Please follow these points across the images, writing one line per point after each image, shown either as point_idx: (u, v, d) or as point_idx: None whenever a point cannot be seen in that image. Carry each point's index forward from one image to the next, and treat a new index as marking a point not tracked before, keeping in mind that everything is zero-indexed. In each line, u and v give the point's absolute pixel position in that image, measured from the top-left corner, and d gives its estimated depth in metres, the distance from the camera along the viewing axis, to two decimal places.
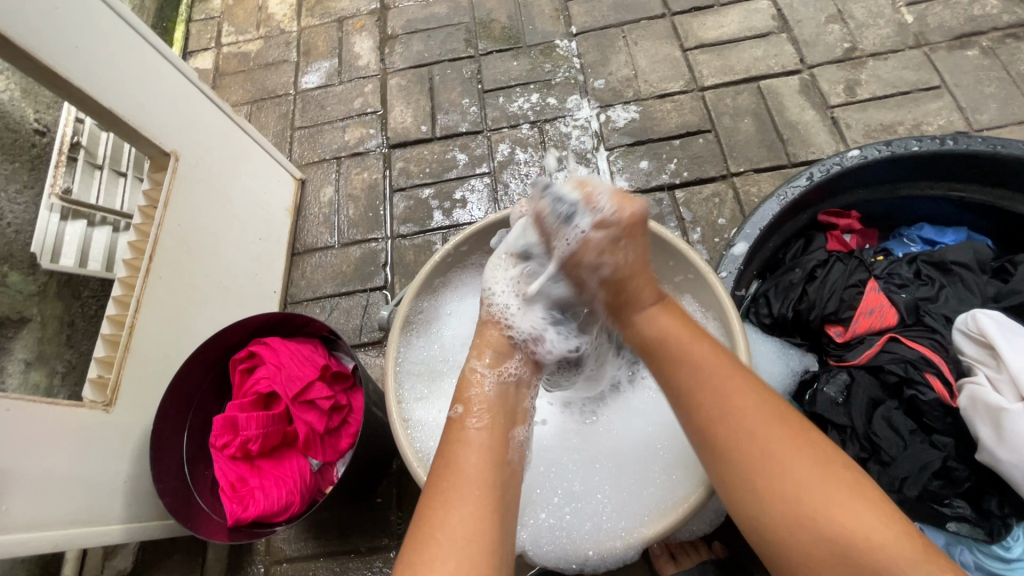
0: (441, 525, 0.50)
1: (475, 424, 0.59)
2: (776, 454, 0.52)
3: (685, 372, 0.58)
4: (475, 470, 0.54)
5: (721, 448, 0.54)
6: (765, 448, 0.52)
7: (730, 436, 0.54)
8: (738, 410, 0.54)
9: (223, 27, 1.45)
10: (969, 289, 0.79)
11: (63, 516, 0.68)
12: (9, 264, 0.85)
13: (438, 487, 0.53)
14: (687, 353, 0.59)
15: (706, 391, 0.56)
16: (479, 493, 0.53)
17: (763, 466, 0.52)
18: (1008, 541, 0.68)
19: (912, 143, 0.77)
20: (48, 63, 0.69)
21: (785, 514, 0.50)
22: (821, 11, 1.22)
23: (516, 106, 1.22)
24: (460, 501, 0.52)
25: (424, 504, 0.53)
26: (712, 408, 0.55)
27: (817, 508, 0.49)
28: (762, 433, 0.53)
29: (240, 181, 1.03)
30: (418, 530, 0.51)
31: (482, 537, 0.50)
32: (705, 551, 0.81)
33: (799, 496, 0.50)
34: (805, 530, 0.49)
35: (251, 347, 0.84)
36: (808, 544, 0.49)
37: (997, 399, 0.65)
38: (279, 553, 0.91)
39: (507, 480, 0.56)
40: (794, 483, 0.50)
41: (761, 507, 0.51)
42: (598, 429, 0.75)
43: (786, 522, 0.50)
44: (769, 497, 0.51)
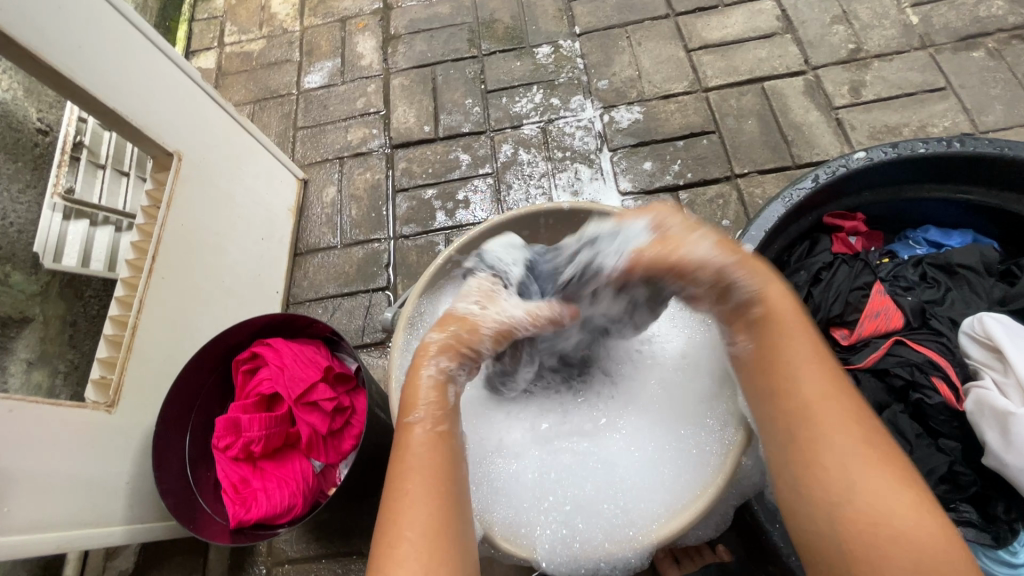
0: (404, 525, 0.51)
1: (424, 426, 0.57)
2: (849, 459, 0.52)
3: (778, 368, 0.57)
4: (430, 468, 0.55)
5: (808, 449, 0.54)
6: (855, 444, 0.52)
7: (819, 431, 0.53)
8: (818, 397, 0.55)
9: (226, 26, 1.45)
10: (974, 292, 0.79)
11: (65, 518, 0.67)
12: (11, 264, 0.84)
13: (397, 488, 0.54)
14: (788, 348, 0.58)
15: (793, 393, 0.56)
16: (436, 488, 0.54)
17: (847, 464, 0.51)
18: (1014, 546, 0.67)
19: (919, 145, 0.76)
20: (54, 64, 0.70)
21: (849, 520, 0.50)
22: (826, 12, 1.21)
23: (519, 107, 1.22)
24: (417, 499, 0.53)
25: (384, 511, 0.53)
26: (798, 394, 0.56)
27: (900, 518, 0.48)
28: (840, 428, 0.53)
29: (243, 182, 1.03)
30: (384, 534, 0.52)
31: (442, 531, 0.51)
32: (708, 555, 0.81)
33: (872, 506, 0.49)
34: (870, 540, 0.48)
35: (254, 348, 0.83)
36: (875, 545, 0.48)
37: (1004, 403, 0.64)
38: (281, 554, 0.91)
39: (459, 473, 0.57)
40: (869, 491, 0.50)
41: (837, 504, 0.51)
42: (602, 432, 0.74)
43: (860, 523, 0.49)
44: (839, 495, 0.51)
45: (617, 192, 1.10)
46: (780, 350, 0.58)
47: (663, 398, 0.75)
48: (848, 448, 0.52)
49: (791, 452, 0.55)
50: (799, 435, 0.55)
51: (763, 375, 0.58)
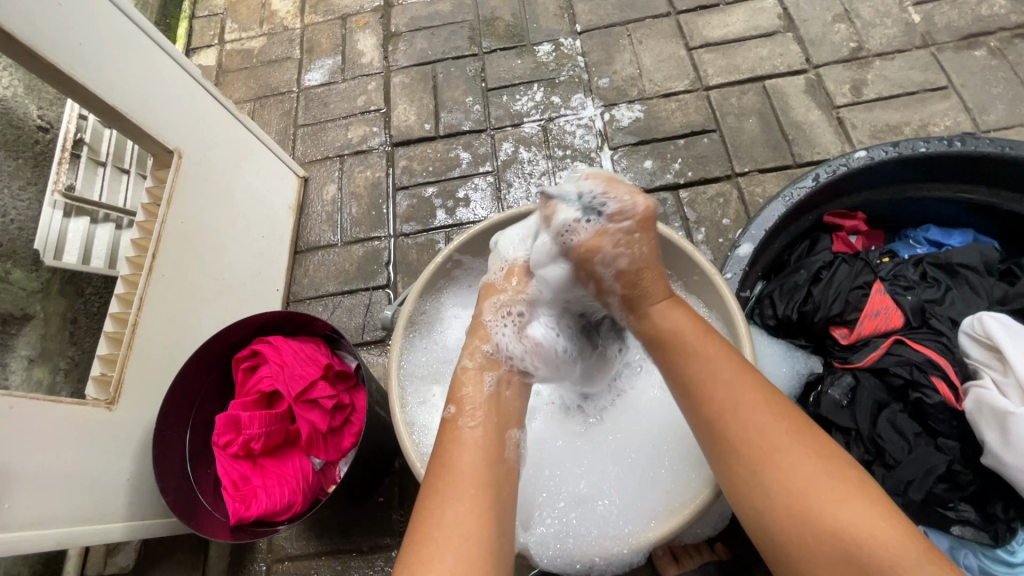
0: (440, 523, 0.50)
1: (469, 423, 0.59)
2: (781, 458, 0.51)
3: (692, 373, 0.57)
4: (471, 470, 0.54)
5: (733, 452, 0.53)
6: (777, 439, 0.51)
7: (741, 433, 0.53)
8: (732, 397, 0.54)
9: (227, 23, 1.44)
10: (975, 291, 0.79)
11: (65, 515, 0.68)
12: (12, 262, 0.85)
13: (434, 487, 0.53)
14: (702, 357, 0.57)
15: (708, 398, 0.55)
16: (475, 490, 0.53)
17: (771, 460, 0.51)
18: (1012, 545, 0.68)
19: (919, 145, 0.76)
20: (54, 61, 0.70)
21: (795, 522, 0.49)
22: (828, 11, 1.21)
23: (519, 105, 1.21)
24: (456, 499, 0.52)
25: (421, 504, 0.52)
26: (716, 397, 0.55)
27: (824, 509, 0.48)
28: (762, 424, 0.53)
29: (244, 179, 1.03)
30: (416, 531, 0.51)
31: (481, 535, 0.50)
32: (707, 553, 0.80)
33: (804, 502, 0.49)
34: (820, 540, 0.48)
35: (254, 345, 0.83)
36: (809, 540, 0.48)
37: (1003, 403, 0.64)
38: (281, 551, 0.91)
39: (504, 481, 0.56)
40: (799, 489, 0.49)
41: (764, 506, 0.51)
42: (597, 431, 0.75)
43: (791, 518, 0.49)
44: (778, 498, 0.50)
45: None
46: (688, 350, 0.58)
47: (661, 402, 0.75)
48: (772, 445, 0.52)
49: (723, 455, 0.54)
50: (727, 443, 0.54)
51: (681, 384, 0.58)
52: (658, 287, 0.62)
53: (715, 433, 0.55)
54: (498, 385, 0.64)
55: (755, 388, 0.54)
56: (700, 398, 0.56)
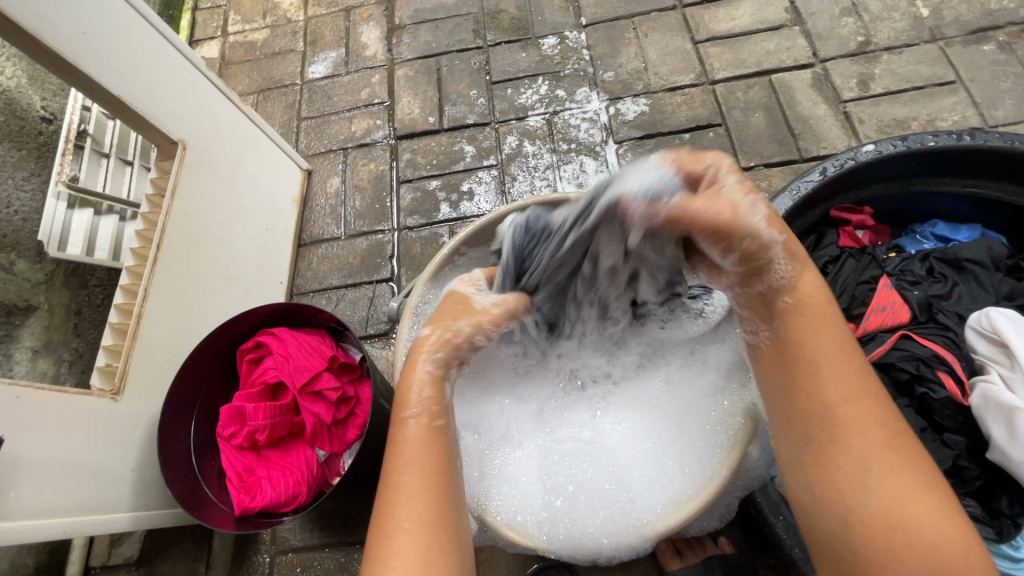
0: (400, 521, 0.51)
1: (417, 416, 0.56)
2: (878, 464, 0.50)
3: (802, 358, 0.55)
4: (425, 463, 0.54)
5: (831, 449, 0.52)
6: (878, 443, 0.51)
7: (844, 429, 0.52)
8: (849, 393, 0.53)
9: (230, 15, 1.44)
10: (982, 287, 0.79)
11: (70, 504, 0.68)
12: (17, 253, 0.84)
13: (390, 485, 0.53)
14: (815, 347, 0.55)
15: (816, 385, 0.54)
16: (429, 484, 0.53)
17: (869, 464, 0.51)
18: (1017, 540, 0.67)
19: (928, 139, 0.76)
20: (57, 50, 0.69)
21: (878, 528, 0.49)
22: (835, 4, 1.20)
23: (524, 98, 1.21)
24: (411, 496, 0.52)
25: (380, 503, 0.53)
26: (828, 393, 0.53)
27: (915, 526, 0.48)
28: (870, 426, 0.51)
29: (248, 171, 1.03)
30: (377, 530, 0.51)
31: (437, 527, 0.51)
32: (710, 547, 0.82)
33: (894, 509, 0.49)
34: (902, 554, 0.48)
35: (258, 338, 0.84)
36: (893, 552, 0.48)
37: (1010, 398, 0.64)
38: (285, 543, 0.92)
39: (456, 467, 0.57)
40: (890, 496, 0.49)
41: (853, 504, 0.50)
42: (607, 422, 0.74)
43: (879, 526, 0.49)
44: (871, 503, 0.49)
45: None
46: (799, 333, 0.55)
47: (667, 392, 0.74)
48: (870, 450, 0.51)
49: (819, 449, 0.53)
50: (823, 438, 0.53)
51: (787, 368, 0.56)
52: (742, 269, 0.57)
53: (817, 432, 0.53)
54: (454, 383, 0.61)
55: (866, 388, 0.53)
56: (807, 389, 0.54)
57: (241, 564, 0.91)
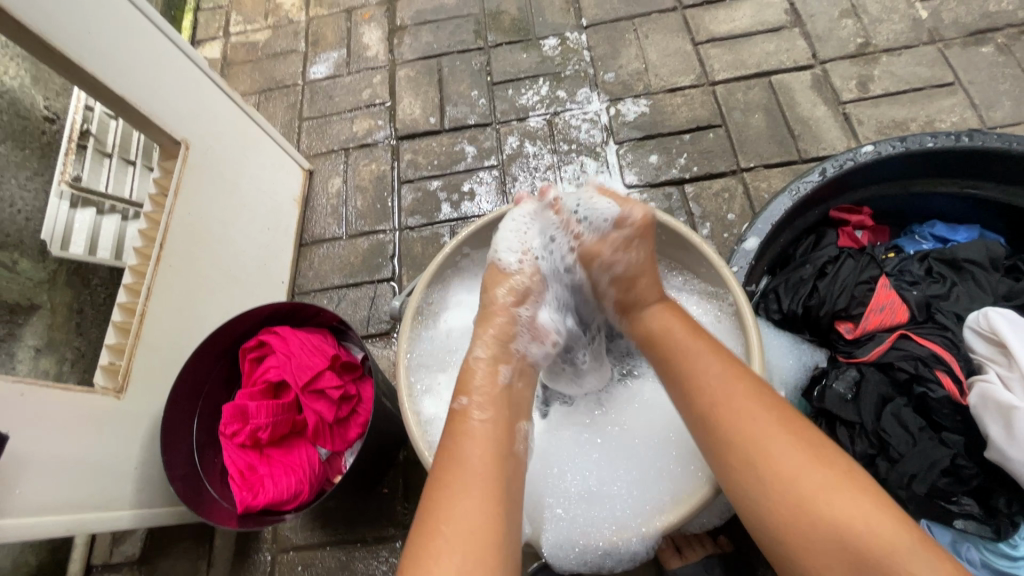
0: (449, 516, 0.51)
1: (479, 415, 0.59)
2: (772, 445, 0.53)
3: (680, 368, 0.61)
4: (479, 462, 0.55)
5: (729, 445, 0.55)
6: (767, 430, 0.54)
7: (737, 422, 0.55)
8: (729, 388, 0.57)
9: (232, 16, 1.44)
10: (980, 286, 0.79)
11: (73, 501, 0.68)
12: (20, 252, 0.85)
13: (443, 478, 0.54)
14: (694, 356, 0.61)
15: (702, 391, 0.58)
16: (483, 484, 0.53)
17: (763, 448, 0.53)
18: (1014, 539, 0.68)
19: (927, 140, 0.76)
20: (61, 49, 0.70)
21: (788, 513, 0.50)
22: (835, 6, 1.21)
23: (525, 99, 1.21)
24: (466, 491, 0.52)
25: (427, 499, 0.53)
26: (712, 391, 0.57)
27: (820, 499, 0.50)
28: (758, 417, 0.55)
29: (250, 171, 1.03)
30: (424, 521, 0.51)
31: (490, 525, 0.51)
32: (709, 544, 0.81)
33: (799, 497, 0.50)
34: (806, 521, 0.49)
35: (261, 336, 0.84)
36: (808, 537, 0.49)
37: (1007, 397, 0.65)
38: (286, 541, 0.92)
39: (512, 472, 0.57)
40: (789, 481, 0.51)
41: (760, 498, 0.52)
42: (606, 422, 0.75)
43: (788, 512, 0.50)
44: (773, 488, 0.51)
45: (622, 184, 1.10)
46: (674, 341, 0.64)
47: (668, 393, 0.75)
48: (763, 435, 0.54)
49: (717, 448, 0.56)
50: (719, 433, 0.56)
51: (679, 379, 0.61)
52: (652, 292, 0.68)
53: (713, 428, 0.56)
54: (513, 377, 0.64)
55: (742, 377, 0.58)
56: (696, 394, 0.58)
57: (242, 563, 0.92)
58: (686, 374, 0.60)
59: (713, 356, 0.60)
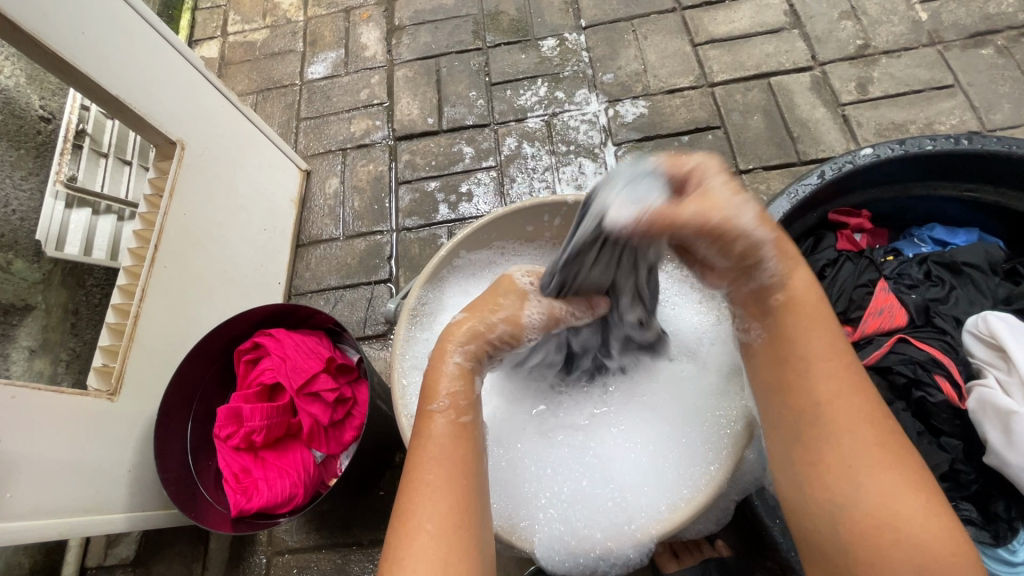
0: (417, 521, 0.50)
1: (450, 418, 0.55)
2: (864, 464, 0.50)
3: (788, 355, 0.55)
4: (448, 462, 0.53)
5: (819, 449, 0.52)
6: (863, 444, 0.51)
7: (832, 430, 0.52)
8: (834, 393, 0.52)
9: (229, 16, 1.44)
10: (979, 290, 0.79)
11: (64, 504, 0.67)
12: (14, 252, 0.84)
13: (411, 481, 0.52)
14: (805, 340, 0.54)
15: (806, 383, 0.53)
16: (450, 485, 0.52)
17: (857, 461, 0.50)
18: (1013, 544, 0.67)
19: (926, 142, 0.76)
20: (55, 49, 0.69)
21: (866, 524, 0.49)
22: (834, 8, 1.21)
23: (523, 99, 1.21)
24: (432, 495, 0.51)
25: (398, 502, 0.52)
26: (815, 395, 0.53)
27: (902, 522, 0.48)
28: (858, 428, 0.51)
29: (246, 172, 1.03)
30: (396, 524, 0.51)
31: (458, 529, 0.50)
32: (707, 550, 0.81)
33: (886, 513, 0.48)
34: (886, 543, 0.48)
35: (256, 338, 0.84)
36: (883, 554, 0.48)
37: (1007, 402, 0.64)
38: (281, 544, 0.91)
39: (480, 470, 0.55)
40: (880, 497, 0.49)
41: (842, 503, 0.50)
42: (602, 422, 0.74)
43: (867, 526, 0.49)
44: (858, 502, 0.50)
45: None
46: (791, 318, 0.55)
47: (666, 394, 0.74)
48: (859, 447, 0.51)
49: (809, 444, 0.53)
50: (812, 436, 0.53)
51: (778, 368, 0.55)
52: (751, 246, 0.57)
53: (807, 428, 0.53)
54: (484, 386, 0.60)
55: (849, 378, 0.53)
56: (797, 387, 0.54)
57: (237, 566, 0.91)
58: (787, 358, 0.55)
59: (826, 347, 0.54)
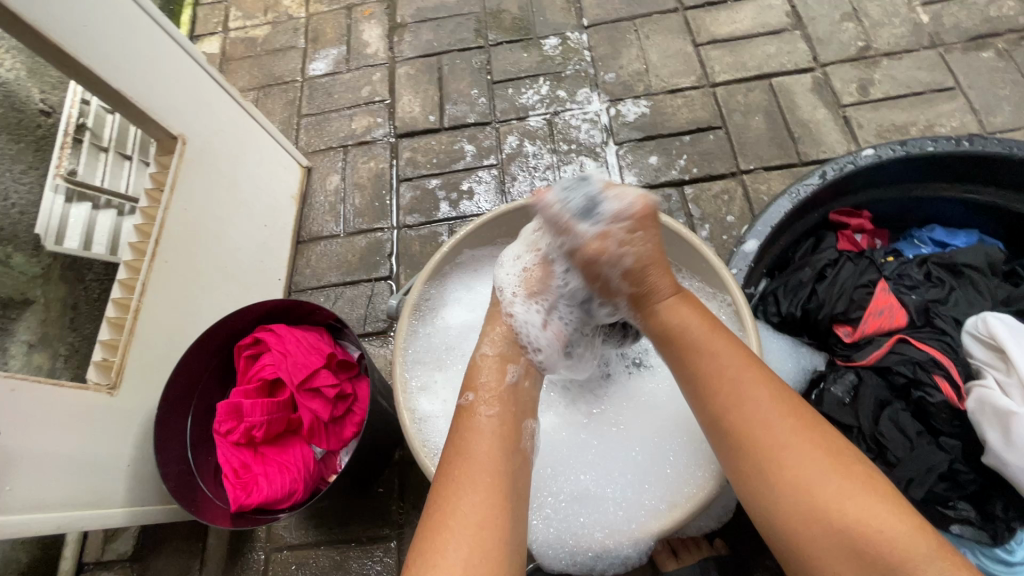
0: (455, 513, 0.50)
1: (486, 412, 0.59)
2: (793, 451, 0.50)
3: (694, 363, 0.57)
4: (487, 458, 0.54)
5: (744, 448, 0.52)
6: (786, 441, 0.51)
7: (753, 429, 0.52)
8: (749, 397, 0.53)
9: (231, 11, 1.43)
10: (979, 292, 0.79)
11: (63, 499, 0.67)
12: (13, 246, 0.84)
13: (452, 475, 0.53)
14: (712, 348, 0.57)
15: (723, 385, 0.55)
16: (491, 480, 0.53)
17: (784, 455, 0.50)
18: (1011, 545, 0.69)
19: (927, 143, 0.76)
20: (58, 43, 0.69)
21: (803, 517, 0.48)
22: (835, 9, 1.21)
23: (525, 98, 1.21)
24: (472, 488, 0.52)
25: (436, 494, 0.52)
26: (735, 401, 0.54)
27: (841, 508, 0.47)
28: (777, 425, 0.51)
29: (248, 169, 1.03)
30: (431, 516, 0.51)
31: (495, 522, 0.50)
32: (706, 547, 0.80)
33: (821, 501, 0.48)
34: (828, 534, 0.47)
35: (256, 334, 0.83)
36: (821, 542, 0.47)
37: (1005, 402, 0.64)
38: (280, 540, 0.91)
39: (517, 471, 0.56)
40: (816, 487, 0.49)
41: (781, 501, 0.50)
42: (602, 422, 0.74)
43: (803, 518, 0.48)
44: (795, 498, 0.49)
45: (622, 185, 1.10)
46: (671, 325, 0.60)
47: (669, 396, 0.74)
48: (785, 442, 0.51)
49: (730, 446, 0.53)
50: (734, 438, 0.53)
51: (692, 381, 0.57)
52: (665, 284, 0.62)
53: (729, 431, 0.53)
54: (520, 377, 0.64)
55: (762, 376, 0.54)
56: (714, 394, 0.55)
57: (235, 561, 0.91)
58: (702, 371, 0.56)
59: (726, 344, 0.57)
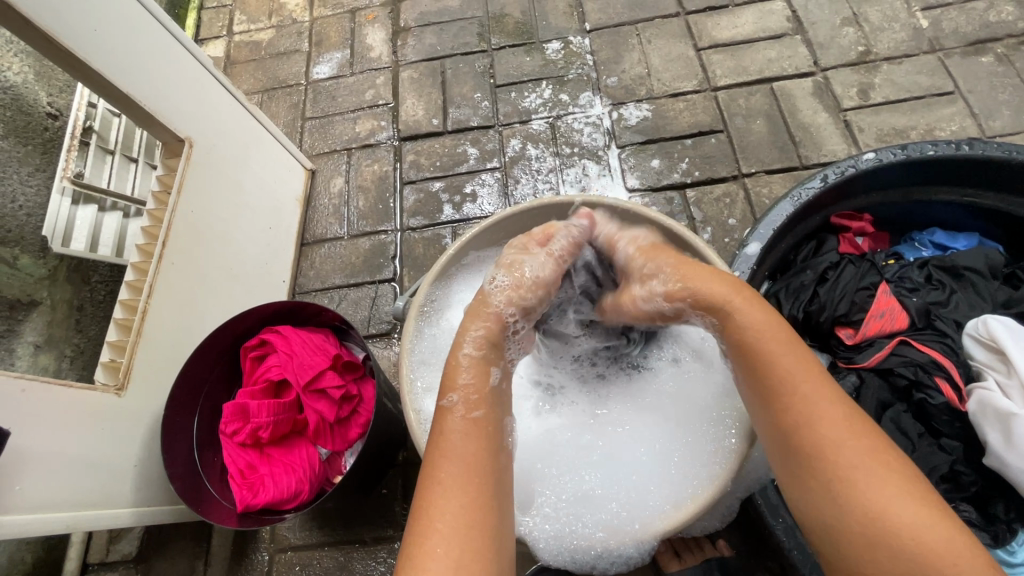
0: (439, 515, 0.51)
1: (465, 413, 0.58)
2: (859, 467, 0.50)
3: (762, 366, 0.56)
4: (470, 459, 0.55)
5: (807, 456, 0.52)
6: (851, 453, 0.50)
7: (819, 442, 0.51)
8: (818, 407, 0.52)
9: (236, 15, 1.44)
10: (980, 294, 0.80)
11: (71, 499, 0.68)
12: (20, 247, 0.85)
13: (436, 477, 0.53)
14: (779, 354, 0.55)
15: (788, 391, 0.54)
16: (473, 482, 0.53)
17: (849, 468, 0.50)
18: (1012, 545, 0.69)
19: (927, 148, 0.77)
20: (67, 46, 0.70)
21: (864, 532, 0.48)
22: (836, 14, 1.22)
23: (527, 101, 1.22)
24: (457, 490, 0.52)
25: (419, 496, 0.52)
26: (803, 406, 0.53)
27: (900, 529, 0.47)
28: (841, 436, 0.51)
29: (252, 171, 1.03)
30: (417, 519, 0.51)
31: (480, 524, 0.51)
32: (709, 548, 0.82)
33: (883, 519, 0.48)
34: (885, 553, 0.47)
35: (262, 335, 0.84)
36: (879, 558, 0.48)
37: (1007, 404, 0.65)
38: (284, 541, 0.92)
39: (498, 470, 0.56)
40: (880, 504, 0.48)
41: (843, 514, 0.50)
42: (606, 422, 0.75)
43: (861, 534, 0.49)
44: (854, 513, 0.49)
45: (624, 188, 1.11)
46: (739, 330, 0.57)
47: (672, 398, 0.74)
48: (850, 457, 0.50)
49: (790, 452, 0.53)
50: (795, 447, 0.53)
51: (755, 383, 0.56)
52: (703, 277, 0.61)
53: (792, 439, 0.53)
54: (501, 377, 0.64)
55: (825, 384, 0.54)
56: (780, 401, 0.54)
57: (239, 562, 0.91)
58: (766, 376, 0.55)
59: (794, 350, 0.55)
